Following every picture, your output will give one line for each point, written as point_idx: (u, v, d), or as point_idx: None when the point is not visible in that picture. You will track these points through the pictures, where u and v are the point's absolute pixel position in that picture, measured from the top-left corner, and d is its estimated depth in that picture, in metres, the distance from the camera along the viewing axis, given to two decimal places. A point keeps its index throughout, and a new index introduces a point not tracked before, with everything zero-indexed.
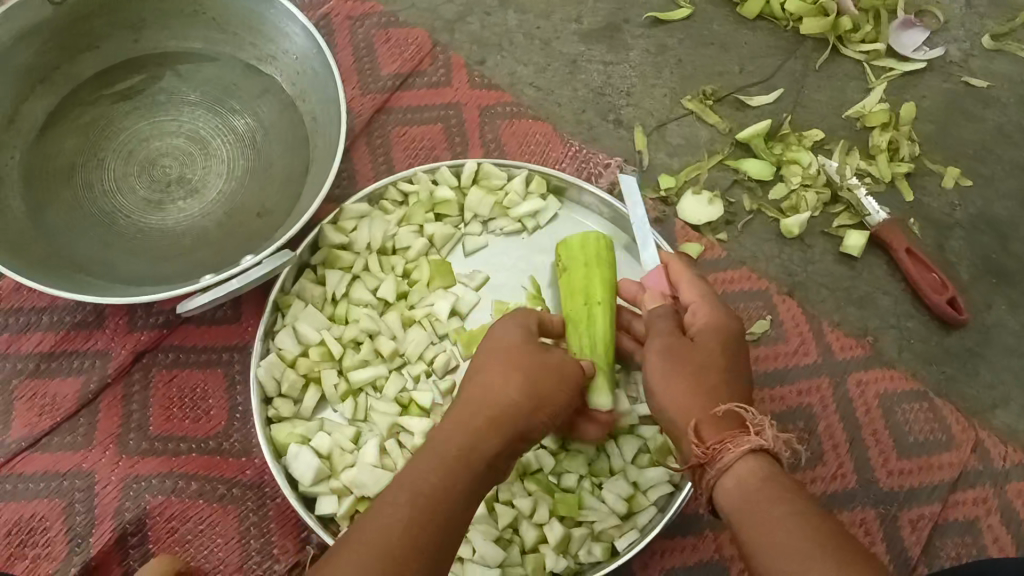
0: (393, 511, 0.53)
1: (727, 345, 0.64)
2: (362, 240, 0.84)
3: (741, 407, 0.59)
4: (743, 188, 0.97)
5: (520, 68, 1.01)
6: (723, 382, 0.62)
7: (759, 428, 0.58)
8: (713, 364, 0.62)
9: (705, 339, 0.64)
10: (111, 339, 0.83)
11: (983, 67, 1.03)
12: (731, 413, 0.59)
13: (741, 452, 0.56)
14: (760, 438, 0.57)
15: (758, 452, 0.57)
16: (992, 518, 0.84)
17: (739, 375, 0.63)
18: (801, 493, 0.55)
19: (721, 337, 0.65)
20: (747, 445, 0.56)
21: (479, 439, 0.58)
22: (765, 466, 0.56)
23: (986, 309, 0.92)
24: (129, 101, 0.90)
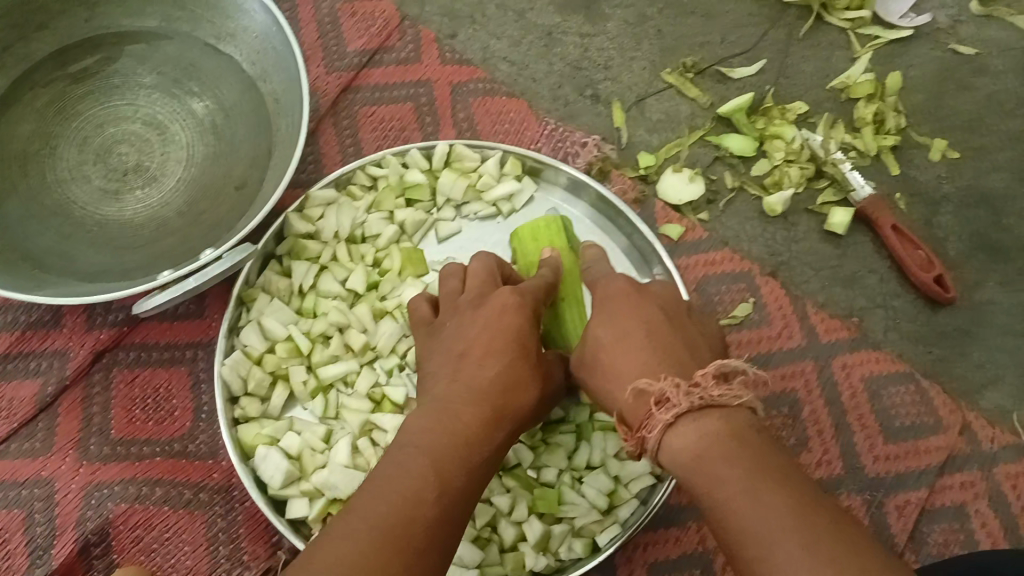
0: (415, 482, 0.54)
1: (617, 321, 0.60)
2: (329, 229, 0.80)
3: (644, 382, 0.54)
4: (725, 165, 0.94)
5: (494, 42, 0.97)
6: (627, 356, 0.57)
7: (667, 396, 0.52)
8: (613, 348, 0.59)
9: (597, 326, 0.62)
10: (69, 339, 0.79)
11: (972, 33, 0.99)
12: (641, 390, 0.54)
13: (658, 434, 0.51)
14: (667, 409, 0.51)
15: (679, 419, 0.51)
16: (979, 502, 0.82)
17: (642, 335, 0.58)
18: (738, 451, 0.48)
19: (609, 320, 0.61)
20: (659, 424, 0.51)
21: (468, 414, 0.59)
22: (692, 431, 0.50)
23: (975, 288, 0.90)
24: (81, 84, 0.85)
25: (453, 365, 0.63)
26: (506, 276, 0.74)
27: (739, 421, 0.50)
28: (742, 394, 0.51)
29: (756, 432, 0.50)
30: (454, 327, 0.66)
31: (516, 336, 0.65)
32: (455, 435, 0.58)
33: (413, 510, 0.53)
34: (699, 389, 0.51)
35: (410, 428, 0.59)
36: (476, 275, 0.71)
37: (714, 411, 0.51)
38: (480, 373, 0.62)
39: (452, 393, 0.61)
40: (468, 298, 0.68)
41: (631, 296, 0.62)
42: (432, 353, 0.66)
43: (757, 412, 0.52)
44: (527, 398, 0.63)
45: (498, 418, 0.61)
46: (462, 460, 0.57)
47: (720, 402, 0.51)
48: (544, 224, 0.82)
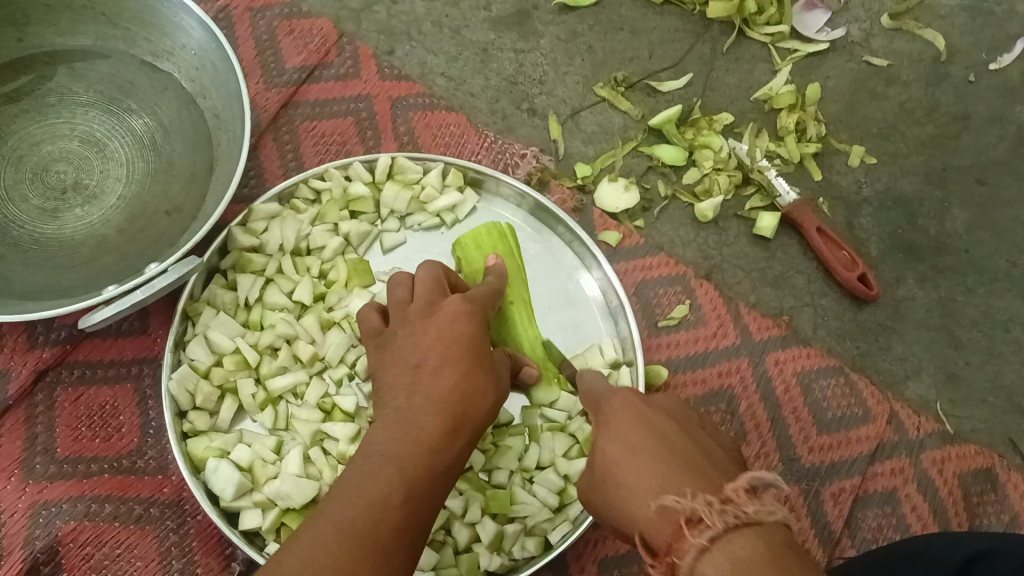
0: (380, 488, 0.57)
1: (626, 432, 0.56)
2: (274, 241, 0.80)
3: (670, 499, 0.48)
4: (657, 174, 0.97)
5: (431, 58, 0.99)
6: (643, 471, 0.52)
7: (699, 514, 0.45)
8: (626, 461, 0.54)
9: (605, 442, 0.57)
10: (10, 358, 0.78)
11: (883, 46, 1.05)
12: (665, 508, 0.48)
13: (691, 562, 0.44)
14: (700, 531, 0.44)
15: (717, 544, 0.43)
16: (909, 486, 0.87)
17: (657, 449, 0.53)
18: None
19: (619, 431, 0.56)
20: (692, 550, 0.44)
21: (432, 423, 0.62)
22: (728, 556, 0.43)
23: (895, 284, 0.95)
24: (16, 104, 0.84)
25: (413, 373, 0.65)
26: (453, 283, 0.76)
27: (779, 540, 0.43)
28: (776, 511, 0.45)
29: (800, 556, 0.42)
30: (409, 335, 0.68)
31: (472, 344, 0.66)
32: (419, 442, 0.60)
33: (379, 515, 0.56)
34: (734, 507, 0.44)
35: (375, 438, 0.61)
36: (422, 285, 0.71)
37: (749, 530, 0.44)
38: (438, 383, 0.63)
39: (416, 400, 0.63)
40: (416, 308, 0.69)
41: (639, 409, 0.59)
42: (386, 363, 0.68)
43: (792, 531, 0.46)
44: (486, 403, 0.65)
45: (458, 425, 0.63)
46: (425, 467, 0.60)
47: (761, 523, 0.44)
48: (485, 231, 0.84)
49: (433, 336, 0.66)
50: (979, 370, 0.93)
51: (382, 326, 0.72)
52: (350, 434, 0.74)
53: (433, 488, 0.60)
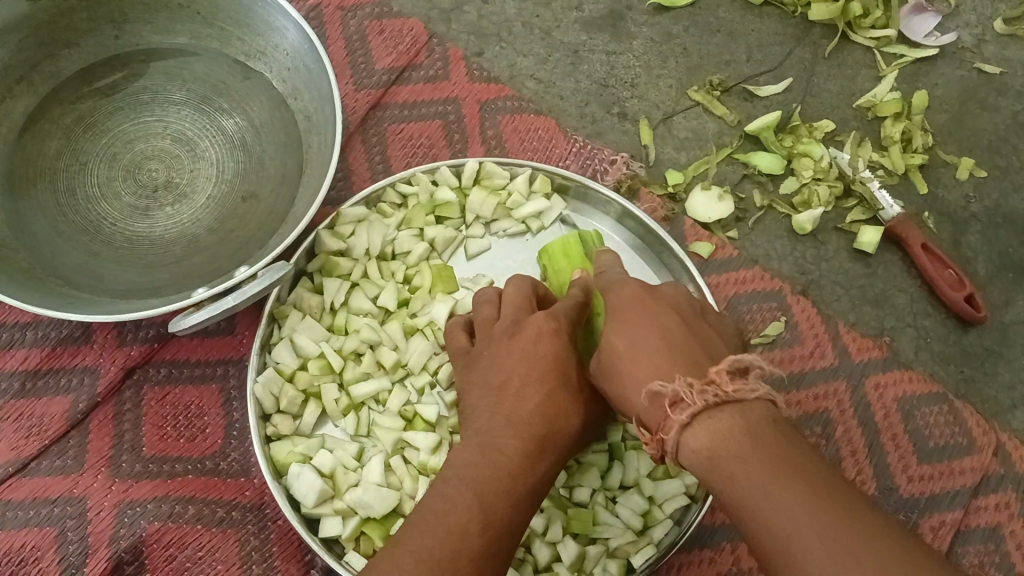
0: (460, 516, 0.57)
1: (630, 320, 0.59)
2: (361, 245, 0.80)
3: (657, 385, 0.53)
4: (753, 183, 0.93)
5: (521, 60, 0.97)
6: (642, 357, 0.56)
7: (681, 397, 0.51)
8: (626, 349, 0.57)
9: (613, 331, 0.59)
10: (99, 355, 0.79)
11: (996, 53, 0.99)
12: (654, 392, 0.53)
13: (675, 436, 0.50)
14: (682, 410, 0.50)
15: (695, 419, 0.50)
16: (1014, 523, 0.82)
17: (649, 332, 0.57)
18: (755, 442, 0.48)
19: (624, 320, 0.59)
20: (675, 426, 0.50)
21: (513, 446, 0.61)
22: (709, 429, 0.49)
23: (1004, 307, 0.90)
24: (112, 100, 0.85)
25: (494, 397, 0.64)
26: (540, 297, 0.75)
27: (757, 414, 0.49)
28: (759, 388, 0.50)
29: (775, 424, 0.49)
30: (492, 355, 0.67)
31: (554, 364, 0.66)
32: (499, 466, 0.60)
33: (458, 543, 0.55)
34: (715, 388, 0.50)
35: (457, 464, 0.61)
36: (510, 302, 0.71)
37: (731, 406, 0.49)
38: (521, 406, 0.63)
39: (501, 423, 0.63)
40: (502, 327, 0.69)
41: (645, 299, 0.61)
42: (470, 386, 0.68)
43: (777, 404, 0.51)
44: (569, 426, 0.65)
45: (541, 447, 0.63)
46: (508, 492, 0.59)
47: (736, 399, 0.50)
48: (574, 241, 0.81)
49: (516, 359, 0.65)
50: None
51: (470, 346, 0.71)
52: (432, 444, 0.73)
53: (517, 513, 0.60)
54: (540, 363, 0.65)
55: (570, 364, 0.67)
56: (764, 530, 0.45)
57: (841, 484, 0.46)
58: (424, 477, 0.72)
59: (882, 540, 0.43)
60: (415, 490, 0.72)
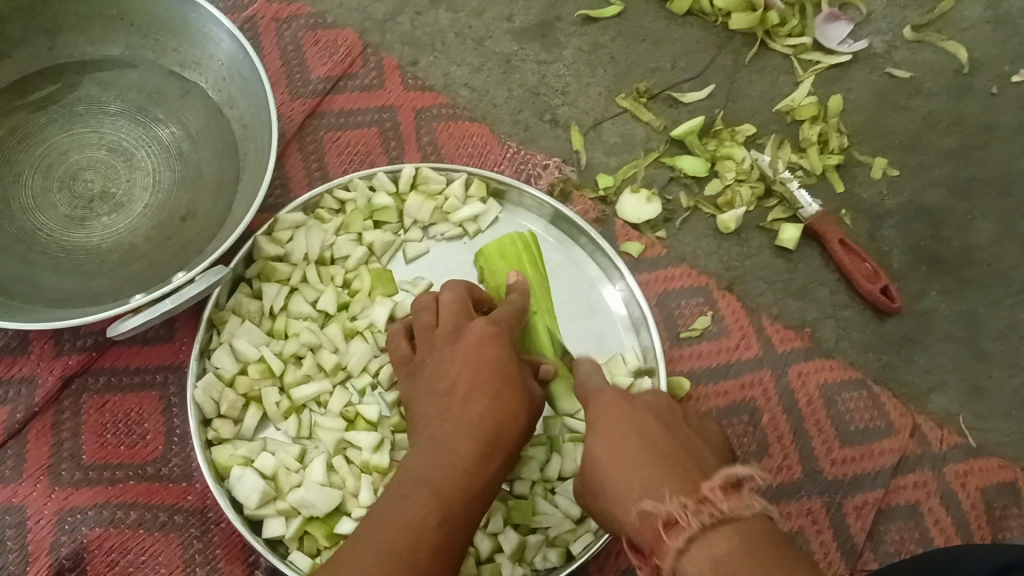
0: (417, 512, 0.60)
1: (609, 430, 0.59)
2: (299, 250, 0.81)
3: (648, 503, 0.51)
4: (680, 185, 0.97)
5: (455, 69, 1.00)
6: (626, 470, 0.55)
7: (676, 517, 0.49)
8: (610, 461, 0.57)
9: (594, 443, 0.59)
10: (36, 365, 0.78)
11: (906, 58, 1.05)
12: (645, 511, 0.52)
13: (671, 561, 0.48)
14: (678, 533, 0.48)
15: (692, 541, 0.48)
16: (931, 500, 0.87)
17: (638, 445, 0.57)
18: (760, 557, 0.45)
19: (605, 431, 0.59)
20: (671, 551, 0.48)
21: (465, 447, 0.64)
22: (708, 555, 0.47)
23: (918, 296, 0.95)
24: (45, 111, 0.85)
25: (442, 402, 0.67)
26: (476, 299, 0.77)
27: (757, 533, 0.47)
28: (754, 504, 0.49)
29: (774, 539, 0.47)
30: (435, 360, 0.69)
31: (498, 367, 0.68)
32: (451, 466, 0.63)
33: (416, 537, 0.58)
34: (710, 506, 0.49)
35: (411, 466, 0.64)
36: (447, 307, 0.73)
37: (729, 524, 0.48)
38: (469, 410, 0.66)
39: (454, 428, 0.65)
40: (443, 332, 0.71)
41: (622, 405, 0.62)
42: (417, 394, 0.70)
43: (773, 519, 0.50)
44: (518, 426, 0.67)
45: (491, 449, 0.65)
46: (460, 490, 0.62)
47: (733, 515, 0.48)
48: (510, 243, 0.84)
49: (459, 363, 0.68)
50: (1003, 383, 0.92)
51: (412, 352, 0.73)
52: (374, 443, 0.74)
53: (469, 509, 0.63)
54: (484, 363, 0.68)
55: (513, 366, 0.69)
56: None
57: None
58: (366, 475, 0.74)
59: None
60: (358, 488, 0.73)
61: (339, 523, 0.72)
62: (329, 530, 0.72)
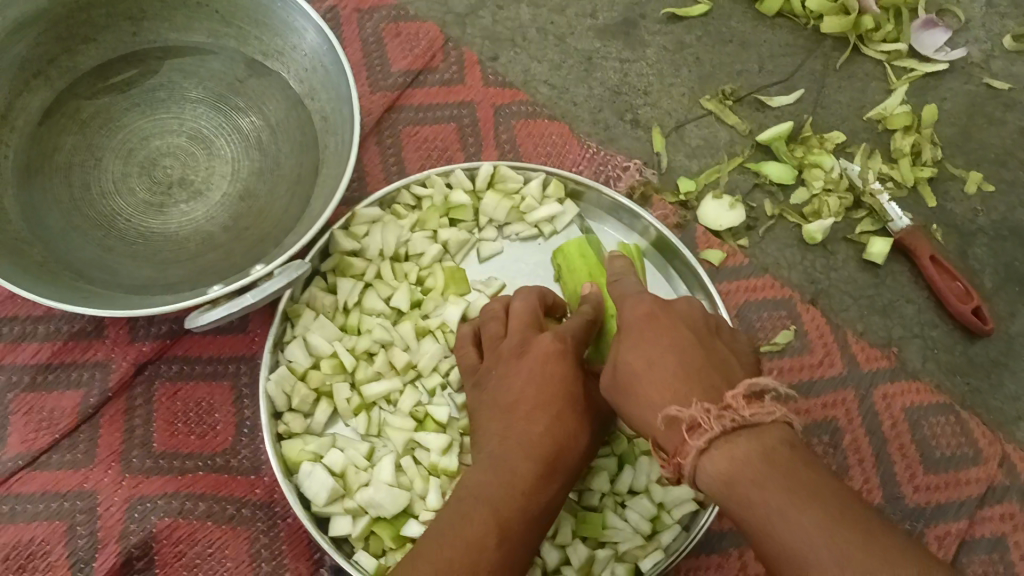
0: (476, 529, 0.59)
1: (648, 344, 0.57)
2: (375, 246, 0.80)
3: (673, 409, 0.52)
4: (764, 192, 0.94)
5: (535, 65, 0.98)
6: (658, 382, 0.55)
7: (698, 421, 0.51)
8: (646, 374, 0.56)
9: (636, 363, 0.57)
10: (111, 350, 0.79)
11: (1004, 68, 1.00)
12: (671, 417, 0.53)
13: (693, 461, 0.51)
14: (700, 435, 0.50)
15: (713, 446, 0.50)
16: (1019, 534, 0.82)
17: (672, 353, 0.56)
18: (770, 457, 0.48)
19: (639, 342, 0.58)
20: (692, 452, 0.51)
21: (526, 465, 0.63)
22: (726, 454, 0.50)
23: (1010, 319, 0.90)
24: (128, 95, 0.86)
25: (507, 419, 0.66)
26: (549, 305, 0.76)
27: (775, 440, 0.49)
28: (774, 410, 0.51)
29: (792, 448, 0.49)
30: (498, 377, 0.69)
31: (562, 385, 0.67)
32: (512, 485, 0.62)
33: (476, 555, 0.57)
34: (731, 412, 0.50)
35: (470, 484, 0.63)
36: (517, 317, 0.71)
37: (748, 432, 0.50)
38: (530, 429, 0.65)
39: (515, 448, 0.64)
40: (509, 345, 0.70)
41: (657, 317, 0.60)
42: (483, 408, 0.69)
43: (792, 425, 0.52)
44: (577, 447, 0.66)
45: (552, 469, 0.64)
46: (521, 509, 0.61)
47: (753, 422, 0.50)
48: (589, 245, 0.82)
49: (521, 380, 0.67)
50: None
51: (479, 362, 0.73)
52: (443, 445, 0.73)
53: (529, 529, 0.62)
54: (546, 382, 0.67)
55: (576, 383, 0.68)
56: (783, 550, 0.46)
57: (853, 503, 0.47)
58: (433, 478, 0.72)
59: (879, 541, 0.44)
60: (426, 491, 0.72)
61: (404, 525, 0.70)
62: (395, 532, 0.70)
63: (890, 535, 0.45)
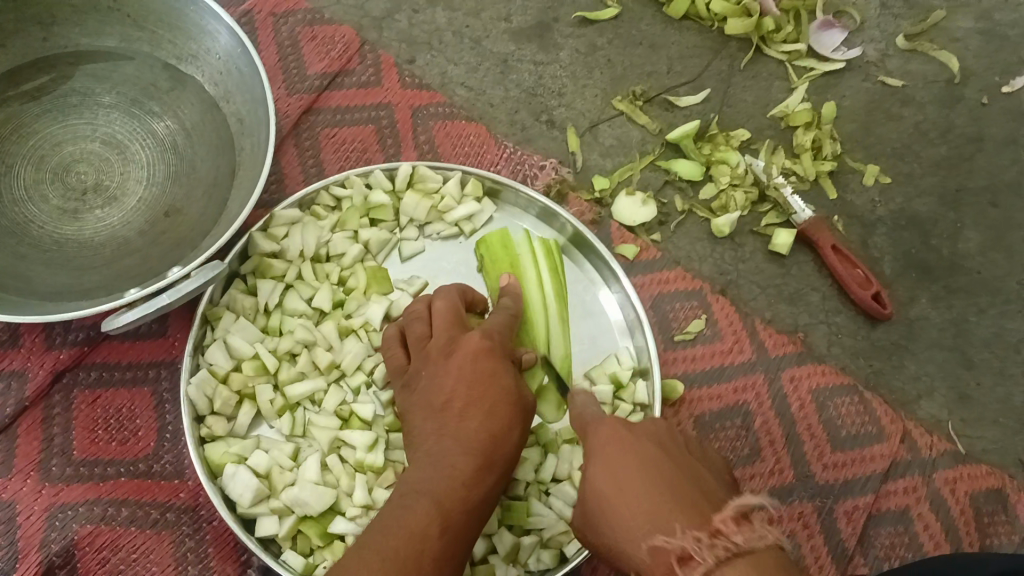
0: (419, 520, 0.60)
1: (619, 467, 0.57)
2: (294, 247, 0.80)
3: (659, 538, 0.49)
4: (675, 189, 0.97)
5: (452, 68, 1.00)
6: (638, 510, 0.53)
7: (690, 552, 0.47)
8: (622, 501, 0.54)
9: (611, 488, 0.56)
10: (27, 359, 0.78)
11: (898, 67, 1.06)
12: (656, 547, 0.50)
13: None
14: (694, 569, 0.46)
15: None
16: (921, 505, 0.87)
17: (648, 474, 0.55)
18: None
19: (613, 468, 0.57)
20: None
21: (467, 460, 0.64)
22: None
23: (908, 303, 0.96)
24: (38, 102, 0.84)
25: (438, 417, 0.67)
26: (469, 302, 0.78)
27: (771, 566, 0.45)
28: (768, 534, 0.47)
29: None
30: (426, 376, 0.70)
31: (492, 379, 0.69)
32: (451, 479, 0.63)
33: (419, 544, 0.58)
34: (723, 538, 0.46)
35: (406, 483, 0.64)
36: (440, 316, 0.73)
37: (744, 556, 0.45)
38: (465, 425, 0.66)
39: (452, 446, 0.65)
40: (436, 343, 0.71)
41: (627, 439, 0.60)
42: (414, 409, 0.70)
43: (787, 550, 0.48)
44: (509, 441, 0.68)
45: (489, 461, 0.66)
46: (460, 500, 0.62)
47: (745, 547, 0.45)
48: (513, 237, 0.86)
49: (453, 378, 0.68)
50: (990, 391, 0.93)
51: (406, 363, 0.74)
52: (368, 442, 0.74)
53: (468, 520, 0.63)
54: (476, 377, 0.68)
55: (506, 377, 0.70)
56: None
57: None
58: (360, 475, 0.73)
59: None
60: (352, 487, 0.73)
61: (332, 523, 0.71)
62: (323, 529, 0.71)
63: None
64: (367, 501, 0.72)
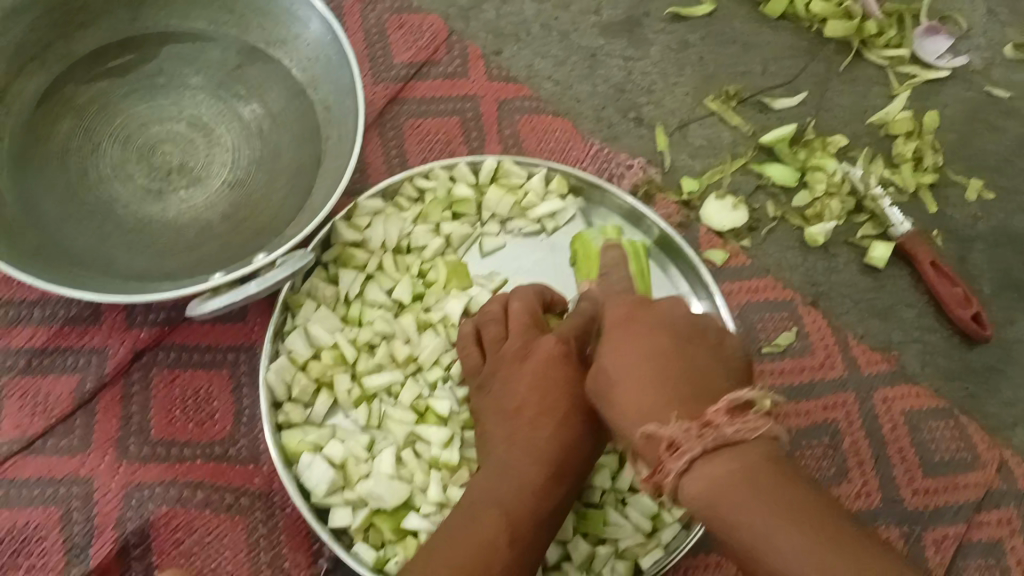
0: (488, 529, 0.59)
1: (626, 349, 0.58)
2: (377, 238, 0.79)
3: (652, 426, 0.52)
4: (767, 194, 0.94)
5: (539, 61, 0.98)
6: (642, 391, 0.55)
7: (678, 440, 0.50)
8: (625, 385, 0.56)
9: (613, 367, 0.58)
10: (108, 336, 0.78)
11: (1004, 76, 1.01)
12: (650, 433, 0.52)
13: (673, 481, 0.50)
14: (680, 455, 0.50)
15: (694, 465, 0.50)
16: (1015, 539, 0.83)
17: (653, 358, 0.56)
18: (746, 466, 0.49)
19: (619, 349, 0.58)
20: (673, 471, 0.50)
21: (536, 469, 0.63)
22: (708, 475, 0.49)
23: (1007, 325, 0.90)
24: (127, 81, 0.84)
25: (511, 425, 0.66)
26: (547, 303, 0.75)
27: (758, 460, 0.49)
28: (760, 424, 0.50)
29: (776, 465, 0.49)
30: (499, 384, 0.69)
31: (568, 386, 0.66)
32: (520, 487, 0.62)
33: (487, 554, 0.58)
34: (712, 430, 0.50)
35: (476, 491, 0.63)
36: (515, 319, 0.71)
37: (732, 449, 0.49)
38: (537, 434, 0.64)
39: (523, 453, 0.64)
40: (511, 348, 0.69)
41: (637, 322, 0.60)
42: (487, 413, 0.69)
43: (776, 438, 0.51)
44: (584, 448, 0.66)
45: (560, 472, 0.64)
46: (530, 511, 0.61)
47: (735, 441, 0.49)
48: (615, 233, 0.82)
49: (520, 385, 0.67)
50: None
51: (482, 363, 0.72)
52: (444, 439, 0.72)
53: (538, 529, 0.62)
54: (548, 382, 0.66)
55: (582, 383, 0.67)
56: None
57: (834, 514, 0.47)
58: (435, 471, 0.72)
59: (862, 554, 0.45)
60: (426, 484, 0.72)
61: (404, 519, 0.70)
62: (395, 525, 0.70)
63: (879, 558, 0.45)
64: (441, 499, 0.71)
